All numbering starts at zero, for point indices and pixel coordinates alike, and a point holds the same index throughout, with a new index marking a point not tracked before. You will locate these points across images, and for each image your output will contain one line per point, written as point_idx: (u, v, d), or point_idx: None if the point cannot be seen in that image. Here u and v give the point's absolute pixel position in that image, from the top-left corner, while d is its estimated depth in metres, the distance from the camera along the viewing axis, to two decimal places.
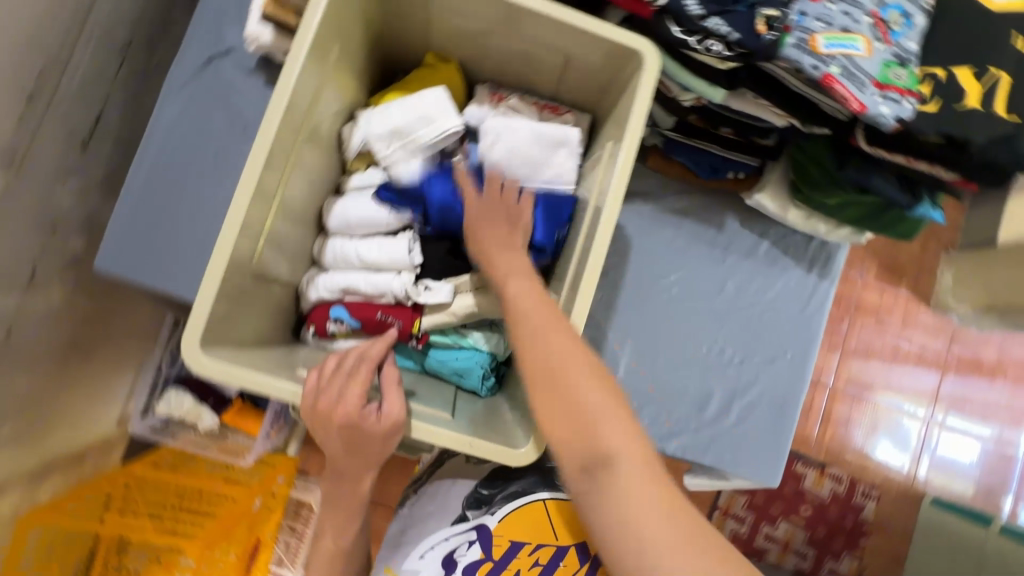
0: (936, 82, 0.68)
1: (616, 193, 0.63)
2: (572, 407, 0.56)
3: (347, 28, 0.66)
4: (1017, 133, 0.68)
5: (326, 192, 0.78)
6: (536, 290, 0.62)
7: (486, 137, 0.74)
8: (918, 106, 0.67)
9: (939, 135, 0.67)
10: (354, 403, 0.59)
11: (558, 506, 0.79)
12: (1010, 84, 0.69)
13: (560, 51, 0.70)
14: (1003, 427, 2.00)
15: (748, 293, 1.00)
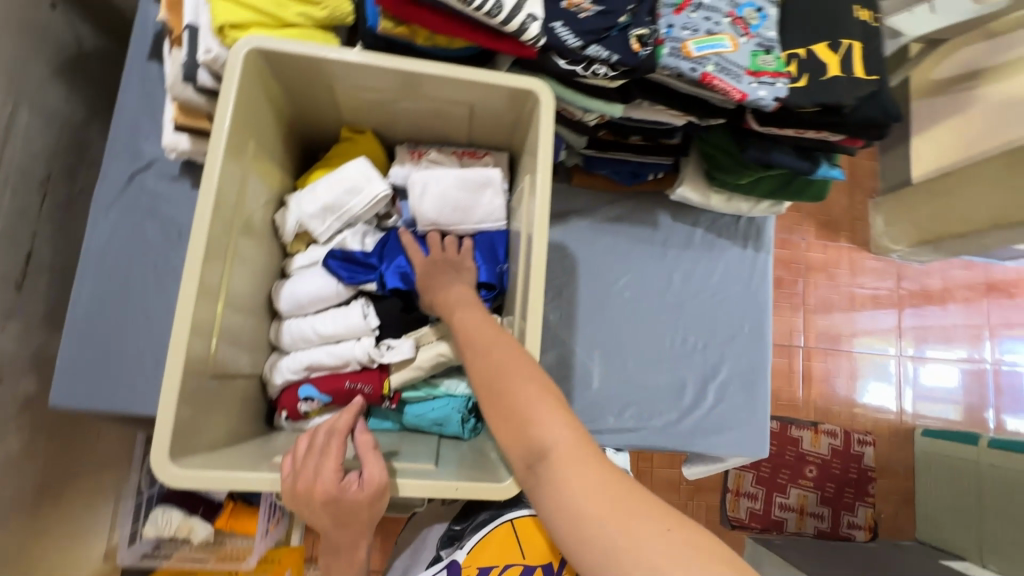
0: (800, 61, 0.76)
1: (542, 221, 0.66)
2: (511, 407, 0.57)
3: (259, 121, 0.69)
4: (879, 89, 0.76)
5: (272, 278, 0.79)
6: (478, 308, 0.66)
7: (414, 193, 0.78)
8: (790, 84, 0.75)
9: (816, 105, 0.74)
10: (331, 479, 0.59)
11: (527, 523, 0.70)
12: (862, 49, 0.77)
13: (464, 102, 0.74)
14: (967, 347, 2.11)
15: (695, 280, 1.06)
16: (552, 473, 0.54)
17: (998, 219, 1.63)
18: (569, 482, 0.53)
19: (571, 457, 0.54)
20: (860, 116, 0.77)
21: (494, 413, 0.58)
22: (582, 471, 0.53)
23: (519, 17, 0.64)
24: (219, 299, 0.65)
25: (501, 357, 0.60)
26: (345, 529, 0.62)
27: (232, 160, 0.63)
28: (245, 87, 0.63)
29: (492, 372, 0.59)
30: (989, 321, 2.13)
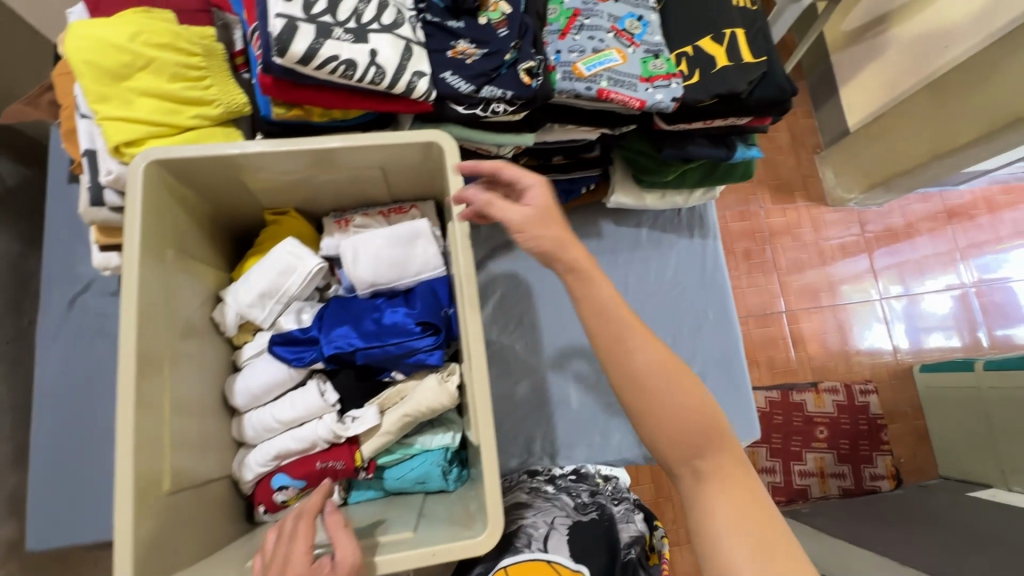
0: (688, 58, 0.78)
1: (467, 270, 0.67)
2: (676, 412, 0.61)
3: (176, 227, 0.69)
4: (767, 69, 0.79)
5: (224, 374, 0.78)
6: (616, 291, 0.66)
7: (346, 260, 0.78)
8: (684, 83, 0.77)
9: (713, 96, 0.76)
10: (302, 564, 0.55)
11: (519, 568, 0.71)
12: (744, 35, 0.80)
13: (374, 164, 0.75)
14: (945, 275, 2.12)
15: (651, 278, 1.07)
16: (701, 479, 0.61)
17: (936, 149, 1.66)
18: (714, 494, 0.60)
19: (720, 476, 0.61)
20: (756, 96, 0.79)
21: (647, 408, 0.62)
22: (729, 492, 0.60)
23: (404, 77, 0.65)
24: (166, 413, 0.64)
25: (670, 364, 0.63)
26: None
27: (151, 274, 0.63)
28: (151, 199, 0.64)
29: (660, 381, 0.62)
30: (958, 246, 2.15)
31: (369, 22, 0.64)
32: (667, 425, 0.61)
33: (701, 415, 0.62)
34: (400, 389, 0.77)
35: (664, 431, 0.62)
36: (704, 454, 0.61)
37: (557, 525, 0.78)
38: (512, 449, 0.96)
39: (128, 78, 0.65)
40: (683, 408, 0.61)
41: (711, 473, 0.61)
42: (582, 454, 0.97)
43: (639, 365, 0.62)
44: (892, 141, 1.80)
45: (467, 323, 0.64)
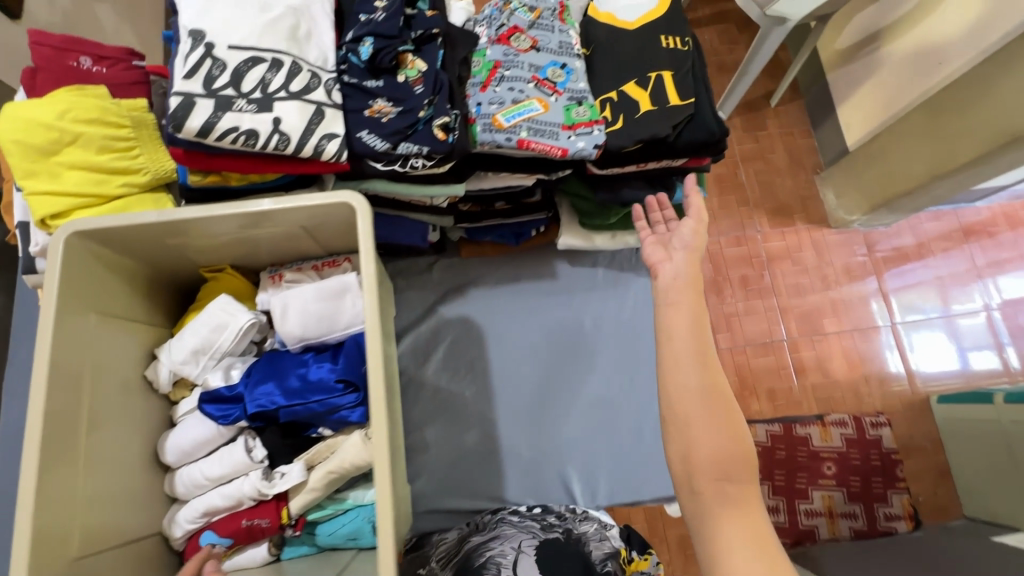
0: (613, 104, 0.77)
1: (376, 328, 0.66)
2: (711, 430, 0.58)
3: (101, 291, 0.71)
4: (694, 111, 0.77)
5: (160, 430, 0.80)
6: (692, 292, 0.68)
7: (275, 315, 0.78)
8: (607, 129, 0.76)
9: (636, 142, 0.75)
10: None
11: None
12: (671, 77, 0.78)
13: (296, 224, 0.76)
14: (964, 299, 1.97)
15: (608, 319, 1.04)
16: (725, 506, 0.56)
17: (936, 170, 1.58)
18: (733, 525, 0.54)
19: (742, 508, 0.55)
20: (684, 138, 0.77)
21: (679, 424, 0.60)
22: (752, 526, 0.54)
23: (312, 141, 0.66)
24: (82, 475, 0.65)
25: (715, 385, 0.61)
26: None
27: (67, 340, 0.65)
28: (70, 268, 0.66)
29: (701, 396, 0.60)
30: (976, 265, 2.00)
31: (274, 90, 0.66)
32: (698, 441, 0.58)
33: (735, 441, 0.58)
34: (329, 443, 0.77)
35: (691, 451, 0.58)
36: (735, 481, 0.57)
37: (525, 549, 0.75)
38: (460, 499, 0.94)
39: (56, 153, 0.68)
40: (720, 428, 0.59)
41: (733, 504, 0.56)
42: (535, 501, 0.95)
43: (684, 376, 0.61)
44: (891, 160, 1.72)
45: (372, 381, 0.64)
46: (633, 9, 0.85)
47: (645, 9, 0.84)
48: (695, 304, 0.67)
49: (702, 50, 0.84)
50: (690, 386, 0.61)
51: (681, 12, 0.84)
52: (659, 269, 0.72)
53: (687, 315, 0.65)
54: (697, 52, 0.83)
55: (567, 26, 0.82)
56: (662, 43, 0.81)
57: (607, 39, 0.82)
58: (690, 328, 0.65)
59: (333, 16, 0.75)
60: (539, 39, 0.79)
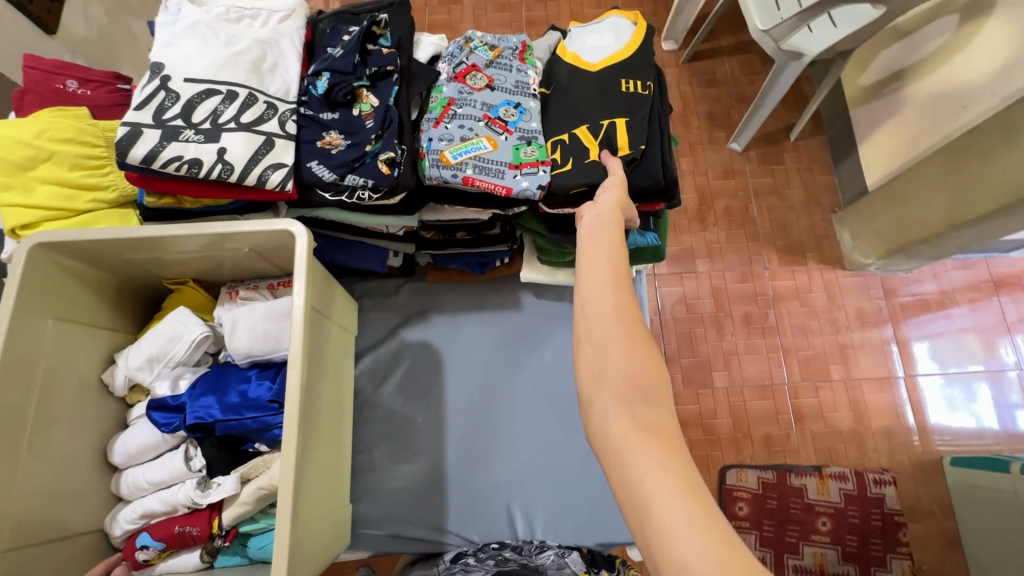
0: (563, 146, 0.78)
1: (298, 356, 0.69)
2: (624, 351, 0.51)
3: (63, 297, 0.76)
4: (638, 157, 0.76)
5: (113, 431, 0.84)
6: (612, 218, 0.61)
7: (226, 330, 0.82)
8: (553, 171, 0.77)
9: (579, 186, 0.75)
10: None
11: None
12: (625, 122, 0.78)
13: (246, 246, 0.79)
14: (993, 355, 1.80)
15: (566, 354, 1.03)
16: (636, 431, 0.49)
17: (951, 221, 1.49)
18: (649, 450, 0.48)
19: (660, 434, 0.49)
20: (633, 184, 0.76)
21: (593, 344, 0.52)
22: (670, 452, 0.48)
23: (255, 170, 0.69)
24: (23, 470, 0.69)
25: (631, 302, 0.53)
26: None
27: (22, 343, 0.70)
28: (31, 274, 0.71)
29: (617, 314, 0.53)
30: (1006, 318, 1.83)
31: (225, 121, 0.70)
32: (609, 363, 0.51)
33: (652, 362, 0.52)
34: (266, 458, 0.80)
35: (603, 375, 0.51)
36: (649, 406, 0.50)
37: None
38: (401, 524, 0.95)
39: (32, 168, 0.74)
40: (635, 350, 0.52)
41: (645, 430, 0.49)
42: (476, 533, 0.94)
43: (596, 295, 0.54)
44: (909, 202, 1.62)
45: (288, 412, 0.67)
46: (599, 51, 0.85)
47: (611, 51, 0.84)
48: (620, 230, 0.60)
49: (665, 94, 0.83)
50: (604, 304, 0.54)
51: (648, 55, 0.84)
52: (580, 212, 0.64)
53: (606, 243, 0.58)
54: (659, 98, 0.82)
55: (526, 66, 0.83)
56: (622, 87, 0.80)
57: (570, 81, 0.83)
58: (608, 248, 0.58)
59: (300, 50, 0.79)
60: (495, 78, 0.81)
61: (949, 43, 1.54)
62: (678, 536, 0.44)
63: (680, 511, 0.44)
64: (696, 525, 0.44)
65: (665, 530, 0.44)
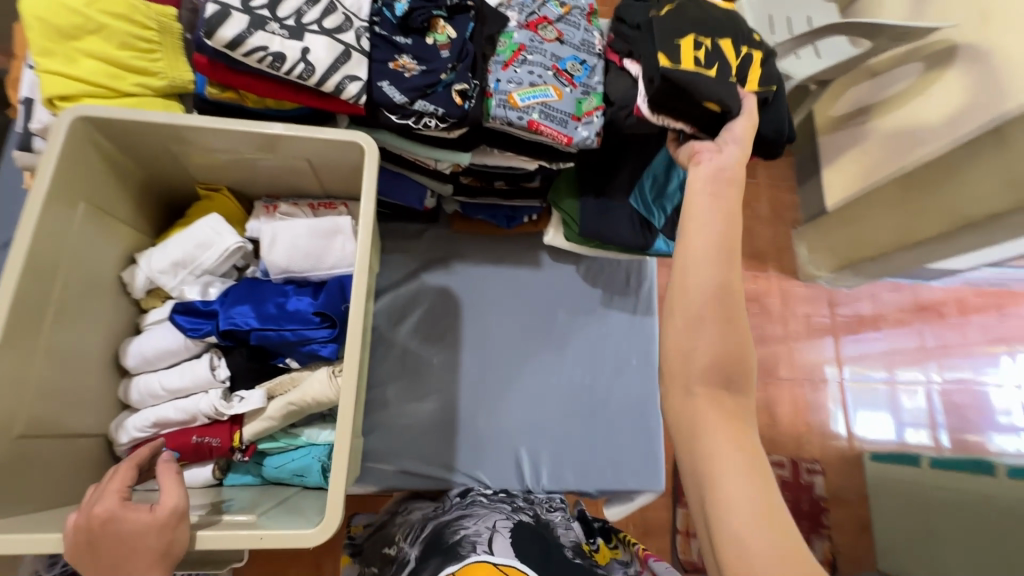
0: (708, 53, 0.77)
1: (361, 292, 0.68)
2: (712, 332, 0.58)
3: (94, 183, 0.71)
4: (770, 97, 0.81)
5: (122, 336, 0.79)
6: (723, 195, 0.64)
7: (264, 243, 0.79)
8: (700, 71, 0.75)
9: (715, 102, 0.73)
10: (113, 502, 0.54)
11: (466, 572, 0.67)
12: (760, 59, 0.81)
13: (302, 156, 0.78)
14: (912, 371, 2.03)
15: (580, 315, 1.08)
16: (712, 407, 0.57)
17: (902, 242, 1.68)
18: (720, 428, 0.56)
19: (730, 414, 0.57)
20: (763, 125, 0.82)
21: (688, 319, 0.59)
22: (738, 432, 0.56)
23: (334, 78, 0.69)
24: (37, 359, 0.64)
25: (732, 286, 0.59)
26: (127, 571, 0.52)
27: (52, 224, 0.65)
28: (70, 153, 0.67)
29: (715, 294, 0.58)
30: (926, 345, 2.06)
31: (308, 23, 0.69)
32: (698, 340, 0.58)
33: (738, 346, 0.58)
34: (293, 376, 0.78)
35: (690, 350, 0.59)
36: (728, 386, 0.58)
37: (499, 529, 0.80)
38: (411, 461, 0.96)
39: (77, 39, 0.69)
40: (724, 333, 0.58)
41: (721, 408, 0.57)
42: (485, 476, 0.97)
43: (700, 272, 0.59)
44: (860, 225, 1.83)
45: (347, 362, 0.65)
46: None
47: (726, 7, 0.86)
48: (731, 203, 0.63)
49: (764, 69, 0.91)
50: (704, 281, 0.59)
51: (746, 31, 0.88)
52: (701, 157, 0.68)
53: (720, 212, 0.62)
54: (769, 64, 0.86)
55: (592, 27, 0.87)
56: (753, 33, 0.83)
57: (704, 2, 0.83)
58: (717, 225, 0.61)
59: None
60: (563, 33, 0.85)
61: (913, 86, 1.64)
62: (738, 509, 0.50)
63: (741, 488, 0.52)
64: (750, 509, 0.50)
65: (724, 500, 0.51)
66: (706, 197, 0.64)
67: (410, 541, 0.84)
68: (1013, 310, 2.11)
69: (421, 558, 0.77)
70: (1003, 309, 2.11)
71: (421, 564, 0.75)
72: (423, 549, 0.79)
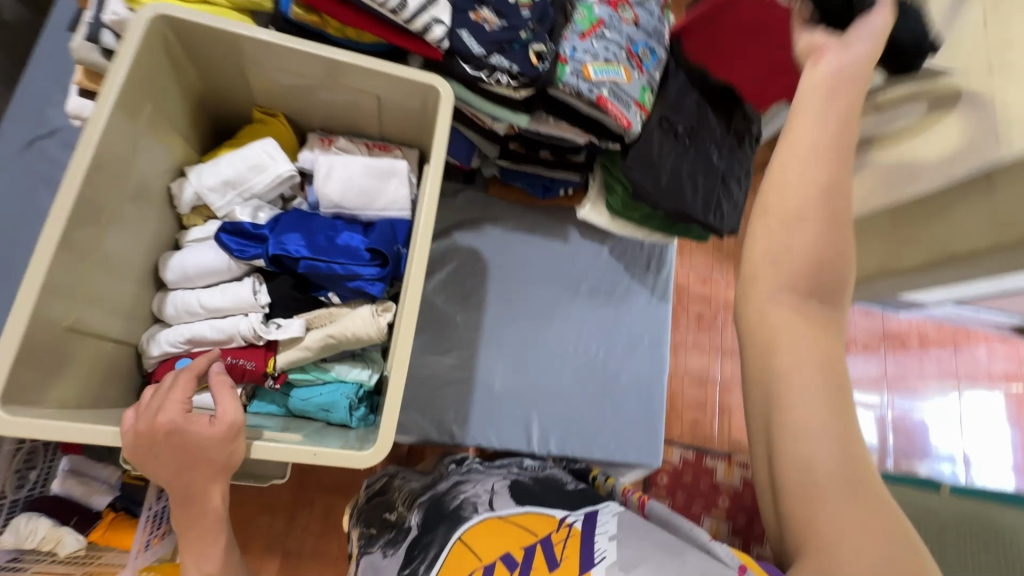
0: None
1: (428, 225, 0.70)
2: (811, 241, 0.47)
3: (160, 88, 0.70)
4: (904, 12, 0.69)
5: (162, 248, 0.78)
6: (846, 83, 0.48)
7: (319, 174, 0.79)
8: None
9: None
10: (176, 412, 0.54)
11: (472, 535, 0.72)
12: None
13: (371, 92, 0.77)
14: (875, 395, 2.04)
15: (602, 289, 1.12)
16: (798, 326, 0.48)
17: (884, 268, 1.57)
18: (801, 355, 0.48)
19: (821, 333, 0.48)
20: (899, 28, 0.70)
21: (784, 219, 0.47)
22: (824, 354, 0.48)
23: (423, 18, 0.71)
24: (90, 254, 0.63)
25: (844, 182, 0.47)
26: (188, 474, 0.55)
27: (121, 121, 0.64)
28: (144, 53, 0.66)
29: (816, 202, 0.46)
30: (887, 374, 2.05)
31: None
32: (791, 254, 0.48)
33: (837, 256, 0.47)
34: (333, 311, 0.77)
35: (779, 267, 0.49)
36: (821, 307, 0.49)
37: (498, 489, 0.81)
38: (424, 410, 0.98)
39: None
40: (829, 235, 0.47)
41: (807, 322, 0.48)
42: (495, 437, 1.00)
43: (792, 170, 0.47)
44: None
45: (403, 314, 0.65)
46: None
47: None
48: (847, 107, 0.47)
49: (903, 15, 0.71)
50: (810, 183, 0.46)
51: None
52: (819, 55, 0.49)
53: (836, 113, 0.47)
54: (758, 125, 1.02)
55: (664, 19, 0.93)
56: None
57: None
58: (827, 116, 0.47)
59: None
60: (640, 17, 0.89)
61: (917, 125, 1.48)
62: (810, 447, 0.46)
63: (833, 451, 0.45)
64: (830, 452, 0.46)
65: (795, 440, 0.46)
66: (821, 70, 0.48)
67: (409, 507, 0.86)
68: (968, 349, 2.13)
69: (424, 525, 0.78)
70: (958, 347, 2.12)
71: (425, 532, 0.76)
72: (425, 517, 0.80)
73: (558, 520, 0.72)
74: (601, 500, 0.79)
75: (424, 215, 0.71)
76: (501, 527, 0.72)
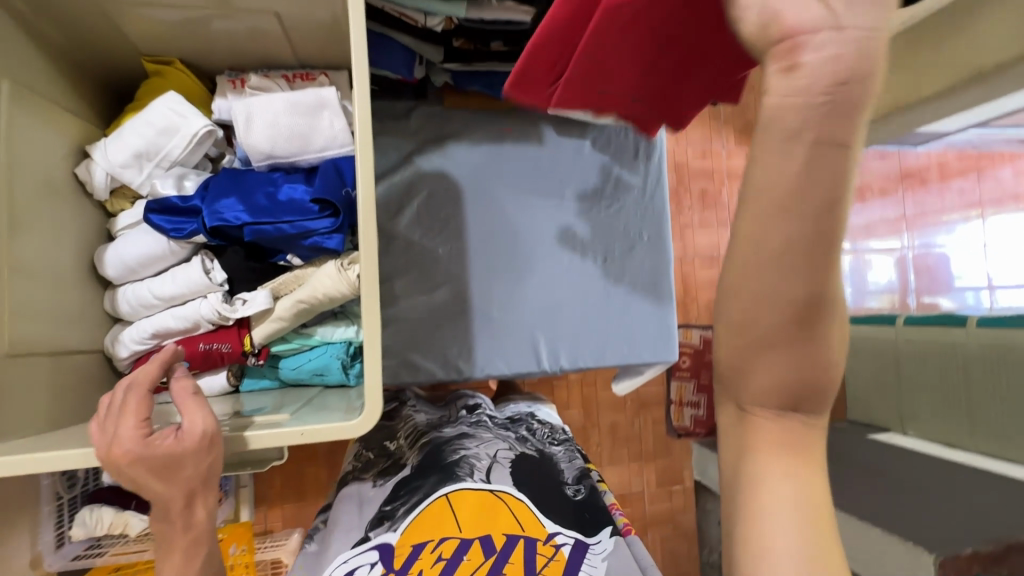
0: None
1: (366, 162, 0.59)
2: (781, 367, 0.37)
3: (10, 56, 0.58)
4: None
5: (96, 243, 0.71)
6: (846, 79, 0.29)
7: (238, 123, 0.68)
8: None
9: None
10: (134, 440, 0.50)
11: (459, 494, 0.73)
12: None
13: (267, 10, 0.64)
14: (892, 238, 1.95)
15: (590, 192, 1.03)
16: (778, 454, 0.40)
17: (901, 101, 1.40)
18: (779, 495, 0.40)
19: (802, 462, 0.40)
20: None
21: (740, 336, 0.37)
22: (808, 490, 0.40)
23: None
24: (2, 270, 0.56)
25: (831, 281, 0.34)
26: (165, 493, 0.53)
27: None
28: None
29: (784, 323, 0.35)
30: (906, 214, 1.96)
31: None
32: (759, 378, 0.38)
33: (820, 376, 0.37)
34: (297, 274, 0.70)
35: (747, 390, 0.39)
36: (802, 413, 0.39)
37: (501, 458, 0.80)
38: (425, 352, 0.95)
39: None
40: (811, 357, 0.36)
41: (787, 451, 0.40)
42: (505, 365, 0.97)
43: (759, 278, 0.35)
44: None
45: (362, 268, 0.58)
46: None
47: None
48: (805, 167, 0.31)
49: None
50: (778, 291, 0.35)
51: None
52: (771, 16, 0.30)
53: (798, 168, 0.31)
54: None
55: None
56: None
57: None
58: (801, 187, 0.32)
59: None
60: None
61: None
62: None
63: None
64: None
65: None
66: (790, 142, 0.31)
67: (410, 444, 0.88)
68: (992, 173, 1.89)
69: (418, 469, 0.79)
70: (982, 173, 1.91)
71: (417, 476, 0.77)
72: (423, 460, 0.80)
73: (549, 533, 0.72)
74: (600, 523, 0.76)
75: (360, 138, 0.59)
76: (491, 505, 0.72)
